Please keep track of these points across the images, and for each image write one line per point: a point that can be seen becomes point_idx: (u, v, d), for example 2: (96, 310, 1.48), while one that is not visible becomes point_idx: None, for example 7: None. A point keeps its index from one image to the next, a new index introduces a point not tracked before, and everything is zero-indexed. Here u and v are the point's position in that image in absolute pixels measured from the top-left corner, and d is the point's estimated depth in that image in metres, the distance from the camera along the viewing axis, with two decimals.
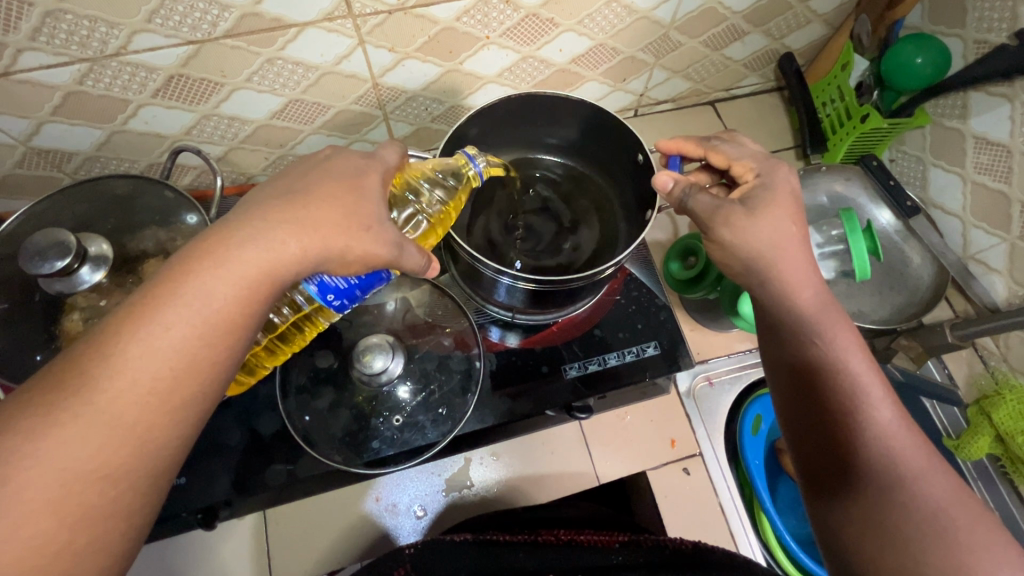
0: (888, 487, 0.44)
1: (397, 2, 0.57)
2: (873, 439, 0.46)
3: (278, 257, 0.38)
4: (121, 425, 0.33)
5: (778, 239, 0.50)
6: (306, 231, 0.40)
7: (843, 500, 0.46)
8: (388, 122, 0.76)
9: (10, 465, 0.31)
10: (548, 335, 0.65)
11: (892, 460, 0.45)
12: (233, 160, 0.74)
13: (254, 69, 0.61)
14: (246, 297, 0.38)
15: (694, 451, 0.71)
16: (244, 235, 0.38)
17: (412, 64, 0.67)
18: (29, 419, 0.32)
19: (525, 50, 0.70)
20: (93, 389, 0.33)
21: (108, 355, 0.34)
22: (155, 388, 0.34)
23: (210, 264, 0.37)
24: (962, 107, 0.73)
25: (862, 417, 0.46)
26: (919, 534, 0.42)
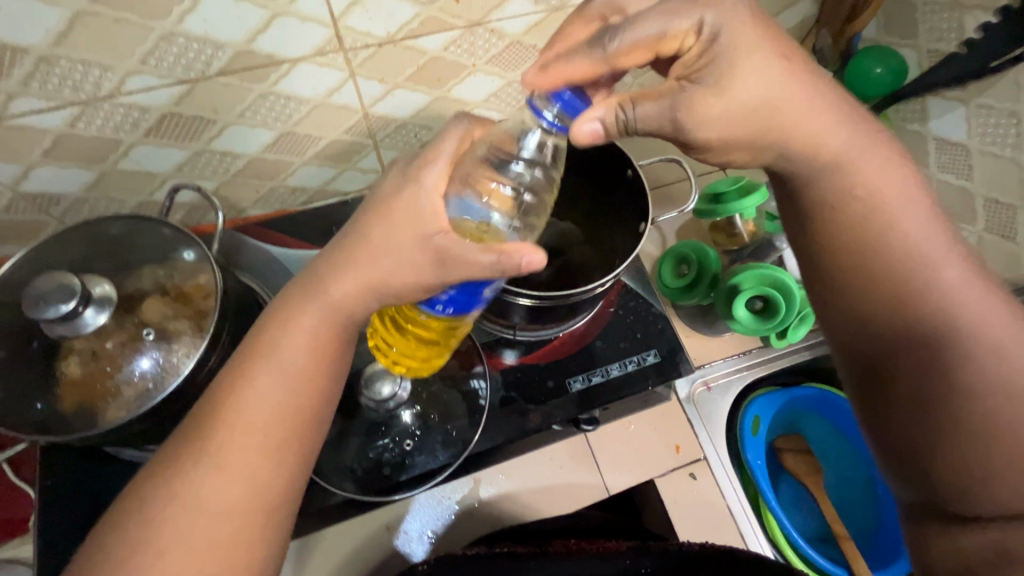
0: (954, 373, 0.44)
1: (386, 35, 0.59)
2: (947, 306, 0.45)
3: (339, 295, 0.45)
4: (234, 466, 0.42)
5: (824, 140, 0.46)
6: (354, 275, 0.45)
7: (903, 395, 0.46)
8: (379, 151, 0.77)
9: (161, 506, 0.40)
10: (550, 349, 0.65)
11: (969, 326, 0.44)
12: (225, 195, 0.74)
13: (247, 105, 0.62)
14: (323, 343, 0.45)
15: (699, 455, 0.72)
16: (312, 290, 0.46)
17: (401, 94, 0.68)
18: (169, 470, 0.41)
19: (510, 75, 0.72)
20: (214, 441, 0.42)
21: (217, 411, 0.43)
22: (257, 429, 0.43)
23: (284, 323, 0.45)
24: (922, 112, 0.76)
25: (925, 306, 0.45)
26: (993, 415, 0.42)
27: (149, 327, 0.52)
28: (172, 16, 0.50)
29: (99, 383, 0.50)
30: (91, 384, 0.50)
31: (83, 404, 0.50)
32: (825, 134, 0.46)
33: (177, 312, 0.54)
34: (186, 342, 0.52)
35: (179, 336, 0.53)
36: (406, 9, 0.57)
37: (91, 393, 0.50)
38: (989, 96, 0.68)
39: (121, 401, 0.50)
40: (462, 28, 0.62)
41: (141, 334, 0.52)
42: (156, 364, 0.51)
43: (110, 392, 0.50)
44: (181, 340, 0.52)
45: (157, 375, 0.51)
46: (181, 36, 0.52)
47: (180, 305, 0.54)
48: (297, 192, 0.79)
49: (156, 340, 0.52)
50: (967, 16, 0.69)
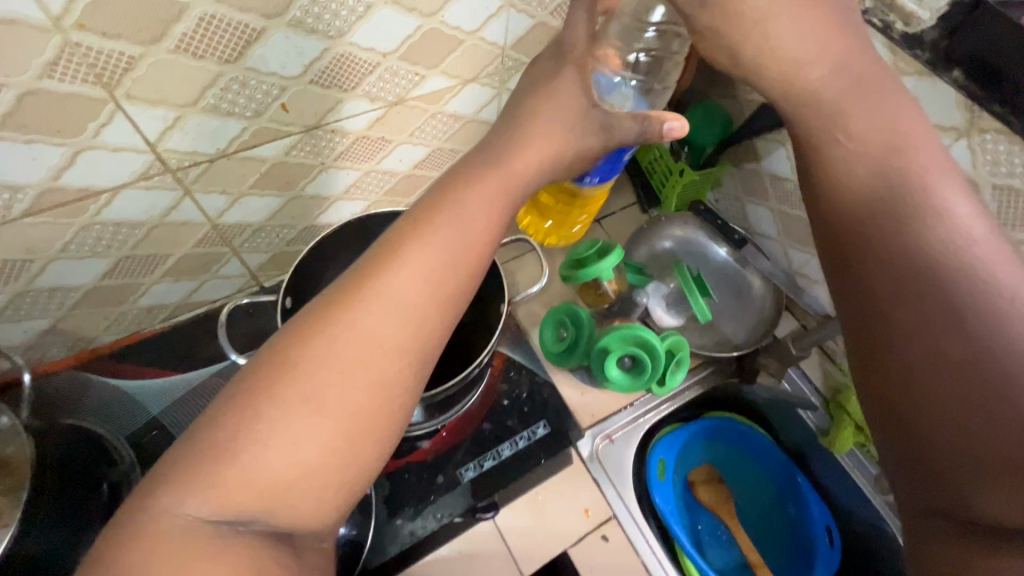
0: (980, 351, 0.35)
1: (216, 150, 0.58)
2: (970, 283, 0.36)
3: (480, 215, 0.40)
4: (336, 409, 0.33)
5: (808, 71, 0.42)
6: (463, 208, 0.40)
7: (944, 373, 0.36)
8: (240, 256, 0.74)
9: (210, 469, 0.31)
10: (436, 441, 0.63)
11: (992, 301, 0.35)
12: (66, 329, 0.68)
13: (68, 239, 0.57)
14: (439, 274, 0.38)
15: (608, 514, 0.72)
16: (446, 209, 0.40)
17: (250, 201, 0.66)
18: (275, 359, 0.34)
19: (366, 166, 0.72)
20: (338, 320, 0.35)
21: (312, 341, 0.35)
22: (353, 367, 0.34)
23: (419, 239, 0.38)
24: (753, 152, 0.85)
25: (949, 268, 0.37)
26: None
27: None
28: None
29: None
30: None
31: None
32: (794, 78, 0.43)
33: None
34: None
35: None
36: (231, 124, 0.56)
37: None
38: None
39: None
40: (299, 132, 0.62)
41: None
42: None
43: None
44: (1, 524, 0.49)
45: None
46: None
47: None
48: (154, 310, 0.73)
49: None
50: None
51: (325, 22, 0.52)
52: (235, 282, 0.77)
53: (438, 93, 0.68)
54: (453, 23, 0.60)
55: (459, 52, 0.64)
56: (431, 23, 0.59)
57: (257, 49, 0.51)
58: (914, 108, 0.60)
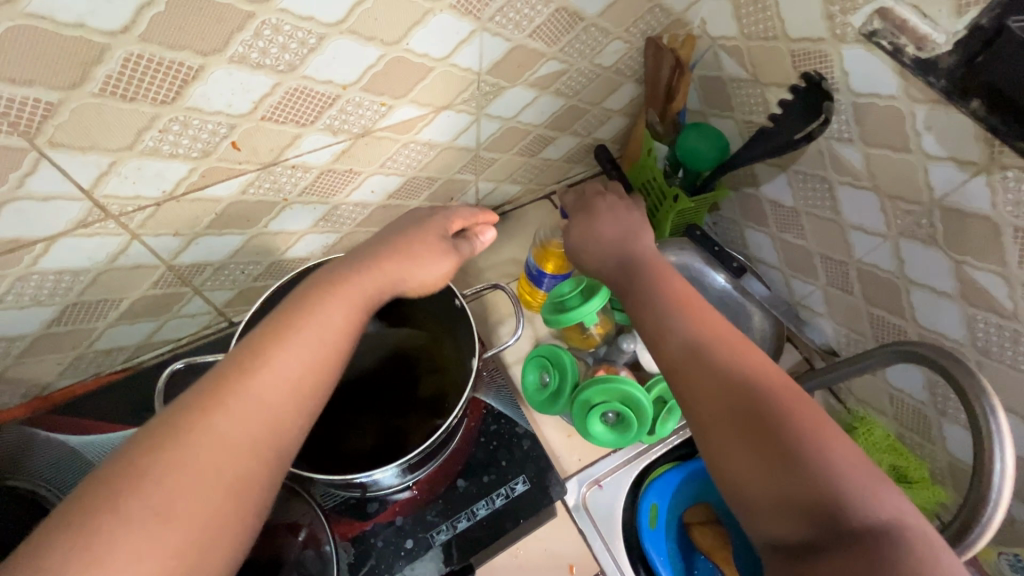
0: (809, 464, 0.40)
1: (162, 193, 0.53)
2: (759, 388, 0.45)
3: (319, 352, 0.43)
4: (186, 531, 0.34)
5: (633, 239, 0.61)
6: (323, 331, 0.44)
7: (720, 407, 0.45)
8: (202, 294, 0.69)
9: None
10: (406, 500, 0.59)
11: (788, 415, 0.43)
12: (14, 377, 0.63)
13: (3, 289, 0.53)
14: (299, 384, 0.41)
15: (596, 569, 0.67)
16: (281, 331, 0.43)
17: (208, 240, 0.62)
18: (141, 455, 0.35)
19: (334, 200, 0.68)
20: (207, 423, 0.37)
21: (166, 459, 0.35)
22: (216, 483, 0.36)
23: (272, 357, 0.41)
24: (753, 177, 0.80)
25: (746, 375, 0.46)
26: (848, 490, 0.38)
27: None
28: None
29: None
30: None
31: None
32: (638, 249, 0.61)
33: None
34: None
35: None
36: (176, 166, 0.51)
37: None
38: (801, 163, 0.71)
39: None
40: (255, 170, 0.57)
41: None
42: None
43: None
44: None
45: None
46: None
47: None
48: (112, 352, 0.69)
49: None
50: (767, 93, 0.71)
51: (272, 56, 0.47)
52: (200, 319, 0.73)
53: (409, 122, 0.63)
54: (421, 51, 0.56)
55: (429, 80, 0.60)
56: (395, 52, 0.54)
57: (197, 88, 0.46)
58: (931, 142, 0.55)
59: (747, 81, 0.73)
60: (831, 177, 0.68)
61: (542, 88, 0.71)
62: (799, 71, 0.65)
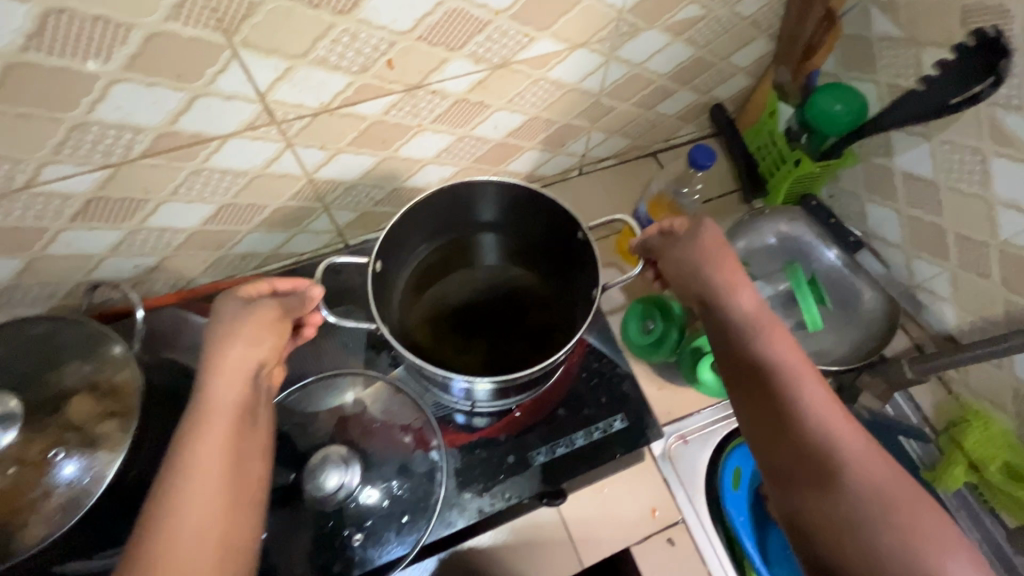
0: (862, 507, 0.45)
1: (320, 104, 0.57)
2: (821, 430, 0.49)
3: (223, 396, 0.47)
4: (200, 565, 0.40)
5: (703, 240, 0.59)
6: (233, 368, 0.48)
7: (788, 450, 0.49)
8: (330, 212, 0.74)
9: None
10: (510, 420, 0.62)
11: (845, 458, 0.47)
12: (167, 268, 0.71)
13: (178, 182, 0.59)
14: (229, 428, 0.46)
15: (677, 517, 0.69)
16: (213, 369, 0.47)
17: (346, 158, 0.66)
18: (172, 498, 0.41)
19: (460, 131, 0.70)
20: (193, 467, 0.43)
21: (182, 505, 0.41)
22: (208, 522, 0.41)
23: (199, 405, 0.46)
24: (886, 146, 0.75)
25: (809, 420, 0.49)
26: (897, 533, 0.44)
27: (60, 446, 0.50)
28: (82, 107, 0.47)
29: (14, 497, 0.48)
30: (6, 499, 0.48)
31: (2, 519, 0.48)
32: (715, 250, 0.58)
33: (102, 412, 0.52)
34: (103, 446, 0.50)
35: (103, 441, 0.50)
36: (337, 79, 0.55)
37: (7, 510, 0.48)
38: (951, 132, 0.66)
39: (44, 515, 0.48)
40: (401, 92, 0.60)
41: (50, 453, 0.49)
42: (78, 473, 0.49)
43: (27, 507, 0.48)
44: (104, 447, 0.50)
45: (78, 483, 0.49)
46: (95, 124, 0.49)
47: (107, 401, 0.52)
48: (247, 258, 0.76)
49: (73, 452, 0.50)
50: (924, 53, 0.66)
51: None
52: (322, 237, 0.79)
53: (545, 58, 0.64)
54: None
55: (573, 13, 0.60)
56: None
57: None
58: None
59: (899, 41, 0.68)
60: (986, 148, 0.63)
61: (676, 34, 0.70)
62: (968, 28, 0.61)
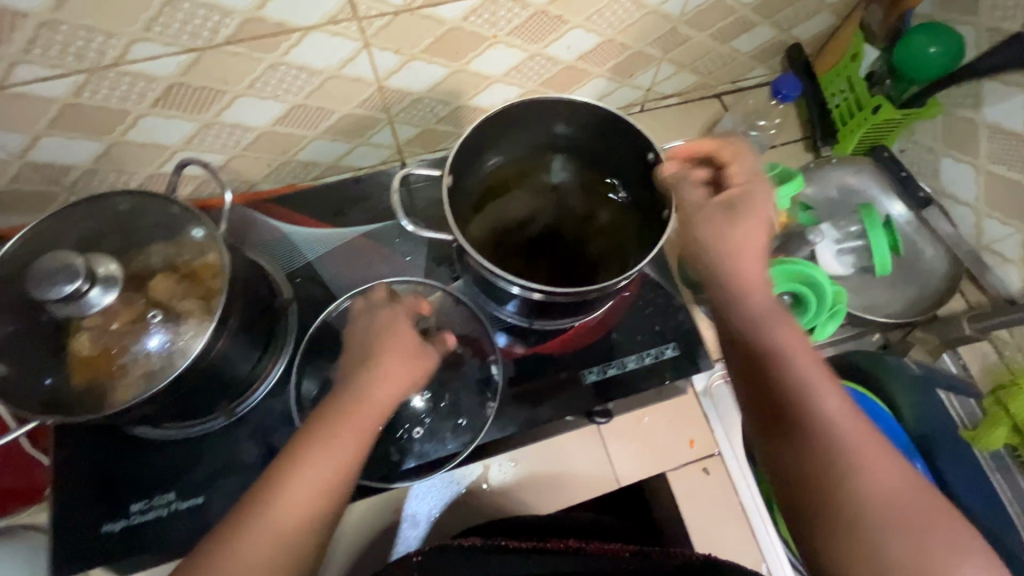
0: (873, 526, 0.41)
1: (403, 2, 0.56)
2: (831, 442, 0.43)
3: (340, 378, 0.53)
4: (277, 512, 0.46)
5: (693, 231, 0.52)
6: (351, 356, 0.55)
7: (798, 469, 0.44)
8: (393, 125, 0.74)
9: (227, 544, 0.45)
10: (564, 339, 0.64)
11: (853, 474, 0.42)
12: (235, 169, 0.72)
13: (257, 76, 0.59)
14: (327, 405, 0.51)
15: (713, 450, 0.70)
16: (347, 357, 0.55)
17: (418, 66, 0.65)
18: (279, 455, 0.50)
19: (532, 49, 0.68)
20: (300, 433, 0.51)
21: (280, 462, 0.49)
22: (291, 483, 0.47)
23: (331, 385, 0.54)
24: (975, 97, 0.72)
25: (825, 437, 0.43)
26: (903, 552, 0.40)
27: (157, 309, 0.52)
28: None
29: (107, 360, 0.51)
30: (99, 361, 0.51)
31: (95, 381, 0.51)
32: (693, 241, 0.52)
33: (185, 292, 0.54)
34: (193, 320, 0.52)
35: (188, 317, 0.53)
36: None
37: (100, 371, 0.51)
38: None
39: (130, 381, 0.51)
40: None
41: (148, 316, 0.52)
42: (162, 344, 0.51)
43: (120, 370, 0.51)
44: (189, 321, 0.52)
45: (166, 353, 0.51)
46: (187, 1, 0.49)
47: (189, 283, 0.54)
48: (309, 166, 0.76)
49: (163, 322, 0.52)
50: None
51: None
52: (381, 152, 0.79)
53: None
54: None
55: None
56: None
57: None
58: None
59: None
60: None
61: None
62: None
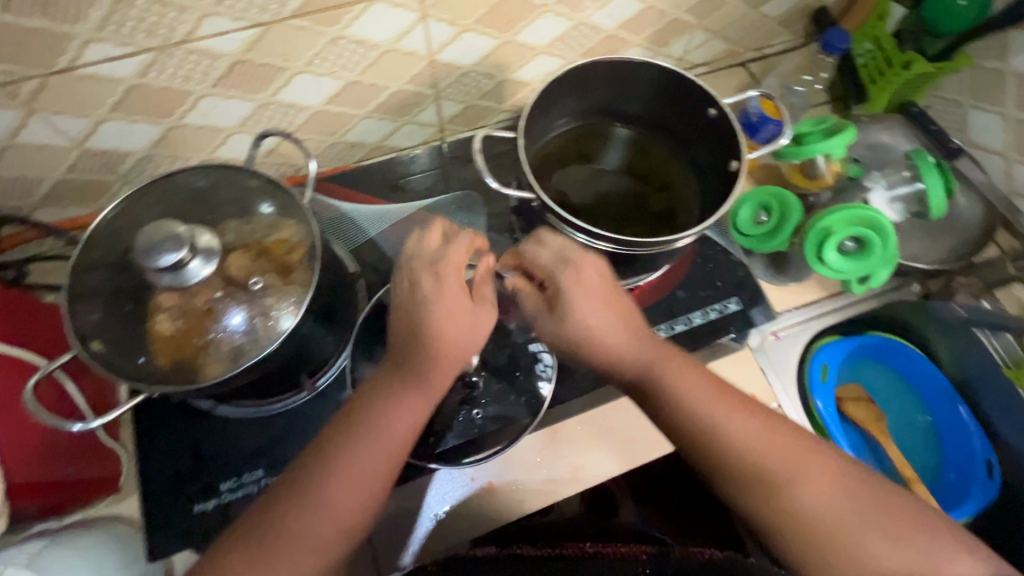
0: (805, 518, 0.48)
1: None
2: (750, 464, 0.49)
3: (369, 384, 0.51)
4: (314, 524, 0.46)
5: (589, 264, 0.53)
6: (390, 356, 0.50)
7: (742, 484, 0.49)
8: (439, 102, 0.74)
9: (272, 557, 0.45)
10: (629, 299, 0.65)
11: (771, 482, 0.49)
12: (285, 152, 0.72)
13: (317, 51, 0.59)
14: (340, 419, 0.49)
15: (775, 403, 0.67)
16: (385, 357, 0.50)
17: (469, 38, 0.66)
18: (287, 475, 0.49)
19: (578, 17, 0.69)
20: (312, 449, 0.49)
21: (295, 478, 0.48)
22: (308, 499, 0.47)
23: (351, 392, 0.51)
24: (1001, 48, 0.76)
25: (746, 462, 0.49)
26: (823, 531, 0.48)
27: (258, 277, 0.52)
28: None
29: (192, 338, 0.51)
30: (184, 339, 0.51)
31: (181, 359, 0.51)
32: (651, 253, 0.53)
33: (262, 267, 0.53)
34: (292, 294, 0.52)
35: (268, 291, 0.52)
36: None
37: (185, 349, 0.51)
38: None
39: (215, 358, 0.50)
40: None
41: (251, 282, 0.52)
42: (244, 321, 0.51)
43: (205, 347, 0.51)
44: (272, 294, 0.52)
45: (249, 330, 0.51)
46: None
47: (264, 258, 0.53)
48: (355, 148, 0.76)
49: (264, 289, 0.52)
50: None
51: None
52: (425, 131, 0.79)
53: None
54: None
55: None
56: None
57: None
58: None
59: None
60: None
61: None
62: None
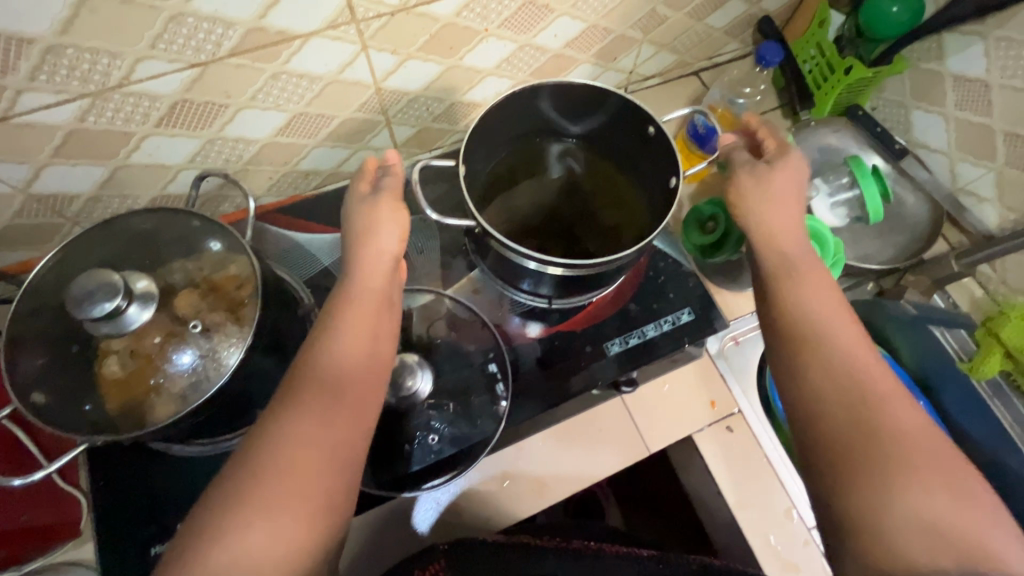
0: (886, 449, 0.46)
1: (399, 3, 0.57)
2: (843, 377, 0.50)
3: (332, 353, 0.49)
4: (287, 490, 0.43)
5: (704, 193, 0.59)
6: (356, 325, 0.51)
7: (826, 401, 0.49)
8: (391, 127, 0.75)
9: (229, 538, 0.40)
10: (584, 316, 0.67)
11: (866, 400, 0.48)
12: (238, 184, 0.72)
13: (259, 86, 0.59)
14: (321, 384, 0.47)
15: (734, 409, 0.69)
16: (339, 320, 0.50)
17: (413, 65, 0.66)
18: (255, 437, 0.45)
19: (522, 39, 0.70)
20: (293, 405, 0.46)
21: (263, 443, 0.44)
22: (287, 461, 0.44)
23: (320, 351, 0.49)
24: (938, 49, 0.77)
25: (843, 375, 0.50)
26: (906, 459, 0.45)
27: (197, 319, 0.52)
28: None
29: (140, 381, 0.51)
30: (132, 383, 0.51)
31: (131, 403, 0.51)
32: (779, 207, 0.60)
33: (211, 305, 0.53)
34: (236, 332, 0.52)
35: (217, 329, 0.52)
36: None
37: (134, 392, 0.51)
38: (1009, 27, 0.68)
39: (165, 399, 0.51)
40: None
41: (189, 326, 0.52)
42: (194, 360, 0.51)
43: (155, 389, 0.51)
44: (219, 333, 0.52)
45: (198, 369, 0.51)
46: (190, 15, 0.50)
47: (212, 296, 0.54)
48: (310, 175, 0.76)
49: (202, 332, 0.52)
50: None
51: None
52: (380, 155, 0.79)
53: None
54: None
55: None
56: None
57: None
58: None
59: None
60: None
61: None
62: None
